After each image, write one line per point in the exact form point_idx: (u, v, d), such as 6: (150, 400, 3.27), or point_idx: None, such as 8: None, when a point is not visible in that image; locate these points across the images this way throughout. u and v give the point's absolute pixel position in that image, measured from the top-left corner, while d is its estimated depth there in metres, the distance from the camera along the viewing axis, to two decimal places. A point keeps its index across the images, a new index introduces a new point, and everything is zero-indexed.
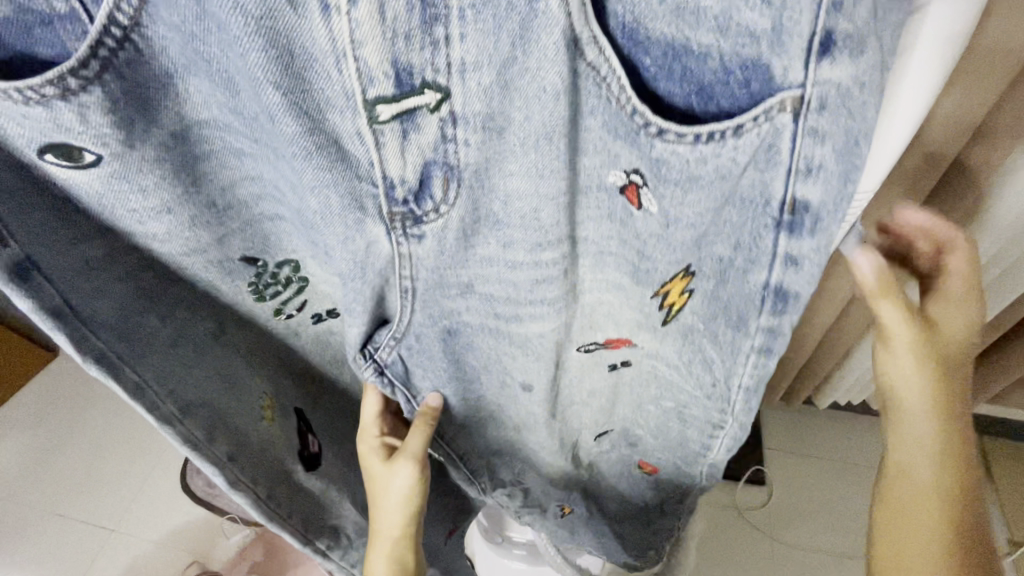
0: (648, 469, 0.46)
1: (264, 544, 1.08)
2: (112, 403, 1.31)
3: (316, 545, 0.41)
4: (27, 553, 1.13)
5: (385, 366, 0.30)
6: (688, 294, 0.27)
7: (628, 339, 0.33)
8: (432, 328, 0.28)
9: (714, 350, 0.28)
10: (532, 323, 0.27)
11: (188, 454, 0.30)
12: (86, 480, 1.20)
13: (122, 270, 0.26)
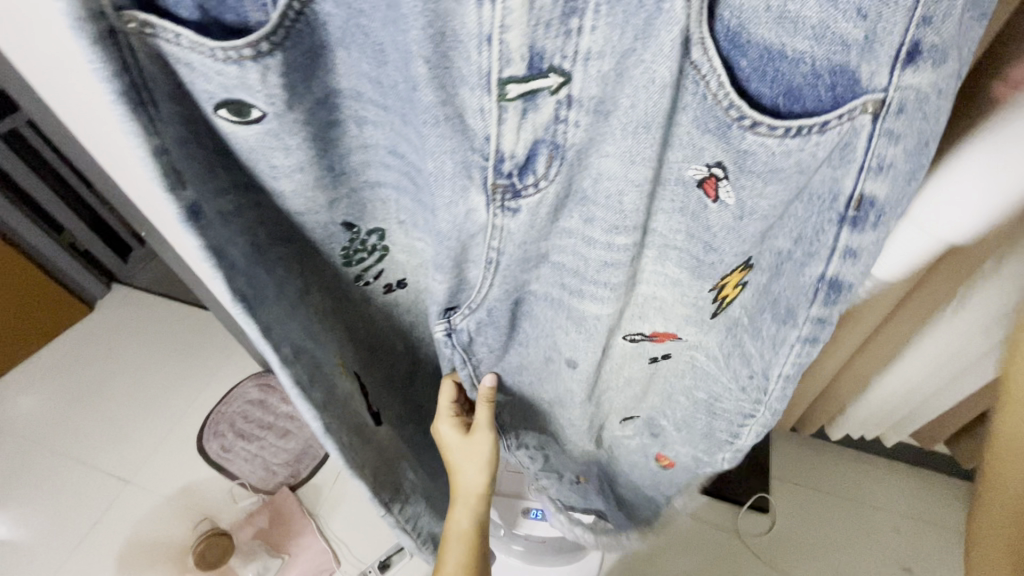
0: (665, 462, 0.50)
1: (270, 511, 1.10)
2: (144, 362, 1.37)
3: (381, 496, 0.46)
4: (47, 493, 1.18)
5: (454, 329, 0.33)
6: (741, 286, 0.31)
7: (673, 333, 0.35)
8: (502, 304, 0.32)
9: (753, 345, 0.32)
10: (590, 300, 0.30)
11: (297, 394, 0.34)
12: (110, 431, 1.26)
13: (241, 226, 0.28)
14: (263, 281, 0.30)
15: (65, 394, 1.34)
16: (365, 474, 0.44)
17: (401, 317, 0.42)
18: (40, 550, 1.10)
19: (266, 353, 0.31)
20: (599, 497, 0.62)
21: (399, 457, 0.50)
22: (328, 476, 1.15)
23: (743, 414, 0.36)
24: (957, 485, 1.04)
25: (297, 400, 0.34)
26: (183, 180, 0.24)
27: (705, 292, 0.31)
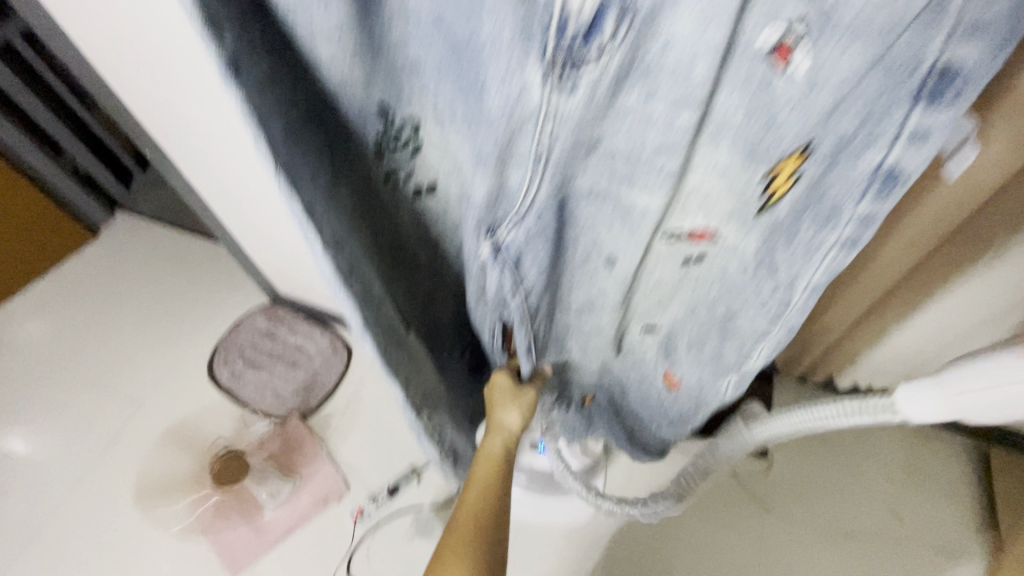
0: (671, 382, 0.53)
1: (282, 438, 1.13)
2: (152, 290, 1.38)
3: (413, 399, 0.48)
4: (64, 412, 1.21)
5: (499, 247, 0.33)
6: (794, 179, 0.30)
7: (711, 232, 0.36)
8: (546, 206, 0.31)
9: (785, 251, 0.35)
10: (640, 192, 0.31)
11: (337, 281, 0.35)
12: (121, 355, 1.28)
13: (282, 101, 0.27)
14: (302, 169, 0.29)
15: (75, 319, 1.35)
16: (400, 376, 0.45)
17: (430, 227, 0.40)
18: (60, 463, 1.14)
19: (310, 235, 0.32)
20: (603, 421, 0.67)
21: (420, 367, 0.49)
22: (338, 405, 1.18)
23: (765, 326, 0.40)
24: (951, 437, 1.07)
25: (341, 290, 0.35)
26: (222, 30, 0.22)
27: (754, 184, 0.31)
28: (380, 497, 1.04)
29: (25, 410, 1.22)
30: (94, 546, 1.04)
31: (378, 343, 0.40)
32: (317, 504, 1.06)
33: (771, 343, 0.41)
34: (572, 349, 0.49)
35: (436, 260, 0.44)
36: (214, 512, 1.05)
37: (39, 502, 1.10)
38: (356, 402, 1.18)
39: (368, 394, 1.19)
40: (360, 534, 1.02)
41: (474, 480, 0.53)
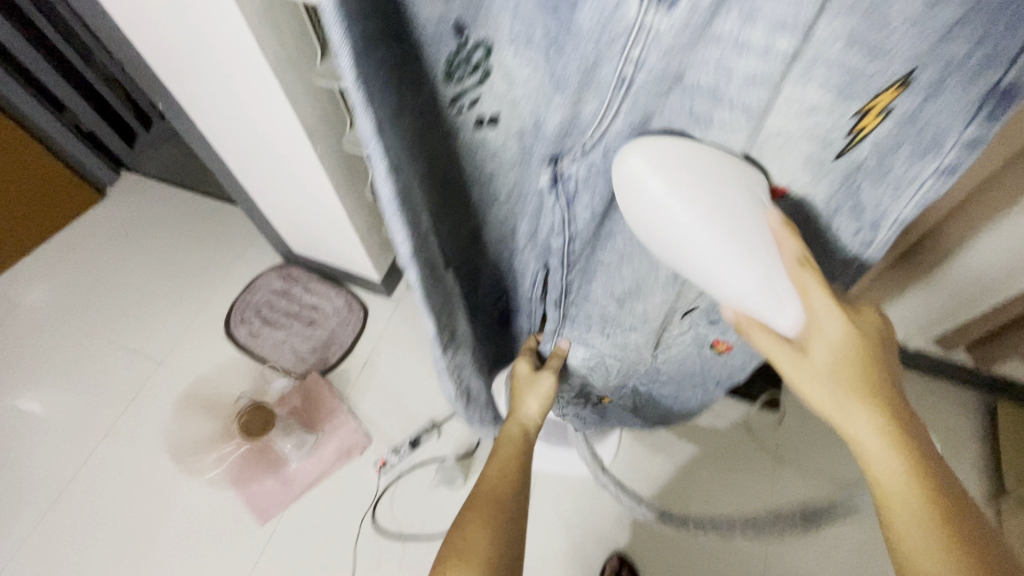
0: (721, 347, 0.63)
1: (303, 392, 1.15)
2: (162, 249, 1.37)
3: (439, 339, 0.48)
4: (83, 370, 1.22)
5: (558, 176, 0.38)
6: (882, 116, 0.34)
7: (786, 188, 0.41)
8: (614, 138, 0.36)
9: (872, 182, 0.39)
10: (716, 128, 0.36)
11: (392, 212, 0.34)
12: (137, 314, 1.28)
13: (366, 11, 0.26)
14: (376, 87, 0.28)
15: (89, 278, 1.35)
16: (432, 312, 0.45)
17: (478, 167, 0.40)
18: (82, 420, 1.16)
19: (370, 150, 0.30)
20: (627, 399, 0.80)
21: (457, 309, 0.50)
22: (356, 363, 1.19)
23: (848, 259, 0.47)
24: (955, 390, 1.10)
25: (393, 217, 0.34)
26: None
27: (846, 118, 0.34)
28: (402, 449, 1.06)
29: (44, 368, 1.23)
30: (123, 498, 1.07)
31: (420, 277, 0.40)
32: (341, 456, 1.08)
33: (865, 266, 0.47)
34: (636, 301, 0.55)
35: (476, 205, 0.44)
36: (242, 464, 1.08)
37: (65, 458, 1.12)
38: (374, 359, 1.19)
39: (385, 351, 1.20)
40: (385, 483, 1.05)
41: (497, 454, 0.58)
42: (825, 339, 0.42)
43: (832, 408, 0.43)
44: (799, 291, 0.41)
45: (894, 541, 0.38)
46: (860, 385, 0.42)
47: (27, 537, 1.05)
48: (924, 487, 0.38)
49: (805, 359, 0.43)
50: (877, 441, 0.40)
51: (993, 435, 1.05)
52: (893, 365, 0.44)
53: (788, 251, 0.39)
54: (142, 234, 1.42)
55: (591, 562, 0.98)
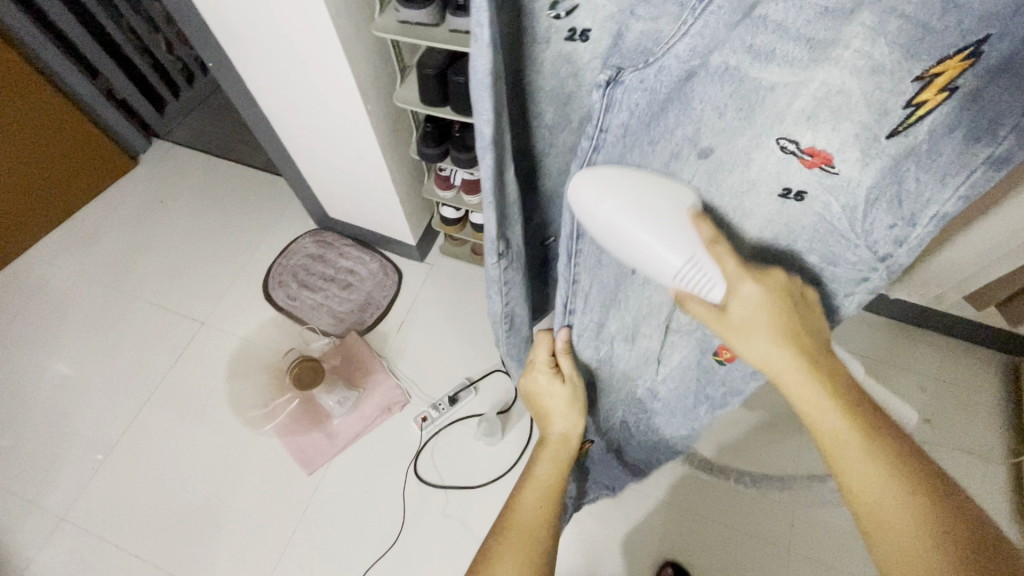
0: (725, 356, 0.55)
1: (343, 351, 1.19)
2: (199, 214, 1.40)
3: (497, 246, 0.45)
4: (128, 329, 1.25)
5: (607, 106, 0.31)
6: (945, 94, 0.28)
7: (829, 157, 0.34)
8: (676, 66, 0.30)
9: (918, 179, 0.32)
10: (775, 68, 0.29)
11: (483, 87, 0.32)
12: (177, 276, 1.31)
13: None
14: None
15: (126, 243, 1.37)
16: (494, 217, 0.42)
17: (557, 81, 0.38)
18: (129, 376, 1.19)
19: (477, 16, 0.28)
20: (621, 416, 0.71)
21: (512, 224, 0.46)
22: (392, 326, 1.22)
23: (876, 255, 0.38)
24: (981, 352, 1.12)
25: (485, 93, 0.32)
26: None
27: (907, 83, 0.28)
28: (442, 404, 1.09)
29: (89, 329, 1.26)
30: (176, 449, 1.11)
31: (494, 171, 0.38)
32: (382, 413, 1.12)
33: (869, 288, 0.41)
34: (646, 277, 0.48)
35: (542, 124, 0.43)
36: (289, 419, 1.12)
37: (116, 413, 1.15)
38: (409, 321, 1.22)
39: (420, 313, 1.23)
40: (426, 437, 1.09)
41: (536, 478, 0.54)
42: (745, 300, 0.38)
43: (766, 366, 0.39)
44: (718, 260, 0.37)
45: (844, 478, 0.38)
46: (782, 331, 0.38)
47: (83, 486, 1.08)
48: (857, 422, 0.37)
49: (734, 332, 0.39)
50: (807, 392, 0.38)
51: (1017, 394, 1.08)
52: (810, 313, 0.40)
53: (701, 235, 0.36)
54: (175, 198, 1.43)
55: (626, 511, 1.02)
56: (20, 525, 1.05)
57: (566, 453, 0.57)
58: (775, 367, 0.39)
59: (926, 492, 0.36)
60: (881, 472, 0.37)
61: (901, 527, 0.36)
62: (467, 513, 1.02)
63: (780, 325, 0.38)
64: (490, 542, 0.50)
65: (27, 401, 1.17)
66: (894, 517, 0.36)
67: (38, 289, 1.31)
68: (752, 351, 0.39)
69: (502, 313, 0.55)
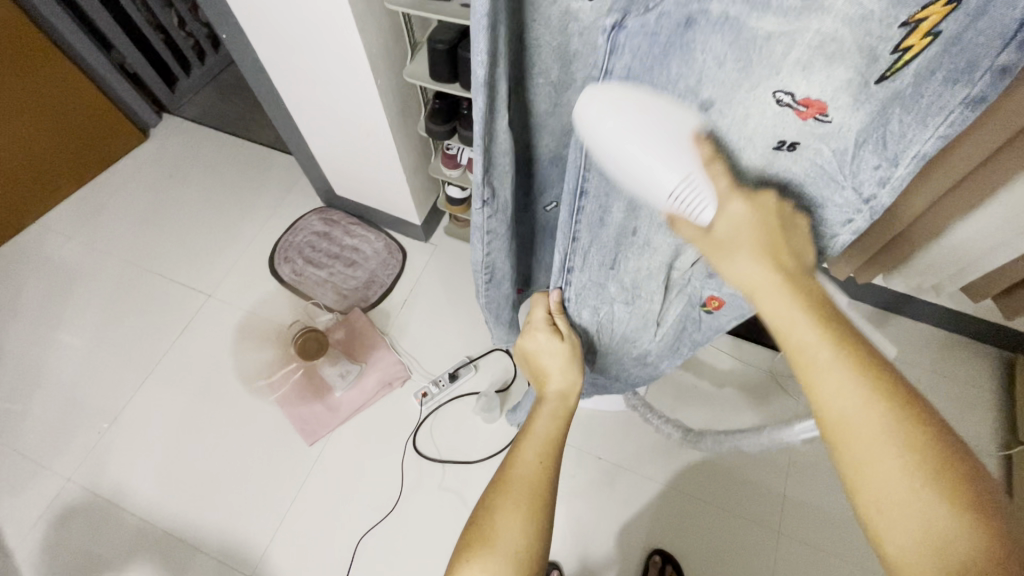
0: (713, 306, 0.60)
1: (347, 327, 1.20)
2: (207, 189, 1.41)
3: (483, 192, 0.47)
4: (134, 301, 1.27)
5: (613, 46, 0.31)
6: (929, 39, 0.30)
7: (823, 107, 0.36)
8: (676, 11, 0.30)
9: (900, 119, 0.36)
10: (772, 18, 0.30)
11: (481, 26, 0.33)
12: (184, 249, 1.33)
13: None
14: None
15: (135, 216, 1.39)
16: (483, 156, 0.43)
17: (564, 36, 0.39)
18: (135, 346, 1.21)
19: None
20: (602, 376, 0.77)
21: (506, 170, 0.47)
22: (395, 303, 1.24)
23: (861, 198, 0.42)
24: (976, 347, 1.13)
25: (482, 31, 0.33)
26: None
27: (894, 30, 0.30)
28: (443, 380, 1.11)
29: (96, 300, 1.28)
30: (180, 419, 1.13)
31: (486, 109, 0.39)
32: (383, 387, 1.14)
33: (851, 232, 0.45)
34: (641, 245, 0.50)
35: (536, 79, 0.44)
36: (291, 389, 1.14)
37: (121, 383, 1.17)
38: (412, 299, 1.24)
39: (423, 292, 1.25)
40: (426, 412, 1.11)
41: (534, 433, 0.54)
42: (730, 218, 0.40)
43: (743, 284, 0.41)
44: (710, 180, 0.39)
45: (812, 383, 0.38)
46: (762, 246, 0.40)
47: (89, 452, 1.10)
48: (827, 331, 0.38)
49: (722, 249, 0.41)
50: (778, 298, 0.39)
51: (1012, 386, 1.09)
52: (796, 232, 0.43)
53: (699, 152, 0.38)
54: (184, 174, 1.45)
55: (621, 489, 1.04)
56: (28, 485, 1.07)
57: (564, 410, 0.58)
58: (757, 290, 0.40)
59: (894, 397, 0.36)
60: (849, 377, 0.36)
61: (867, 430, 0.35)
62: (465, 486, 1.04)
63: (761, 247, 0.40)
64: (489, 497, 0.49)
65: (33, 369, 1.19)
66: (861, 421, 0.35)
67: (48, 259, 1.33)
68: (734, 271, 0.41)
69: (484, 262, 0.57)
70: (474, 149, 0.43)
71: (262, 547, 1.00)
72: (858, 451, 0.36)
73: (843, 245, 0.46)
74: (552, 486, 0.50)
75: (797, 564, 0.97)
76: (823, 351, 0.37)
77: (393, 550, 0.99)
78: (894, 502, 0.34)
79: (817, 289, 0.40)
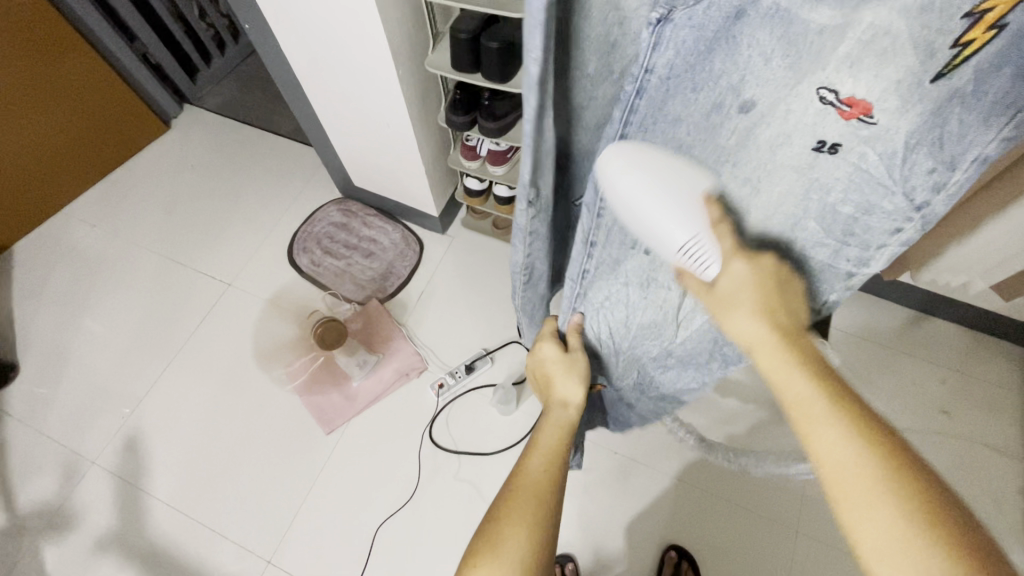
0: None
1: (364, 318, 1.21)
2: (226, 180, 1.43)
3: (529, 191, 0.46)
4: (156, 288, 1.29)
5: (658, 42, 0.34)
6: (994, 31, 0.28)
7: (868, 107, 0.34)
8: (725, 4, 0.31)
9: (958, 122, 0.32)
10: (827, 10, 0.30)
11: (539, 25, 0.32)
12: (205, 238, 1.35)
13: None
14: None
15: (156, 206, 1.41)
16: (530, 157, 0.43)
17: (603, 25, 0.39)
18: (157, 333, 1.23)
19: None
20: (633, 384, 0.74)
21: (544, 170, 0.46)
22: (412, 294, 1.24)
23: (912, 204, 0.38)
24: (1005, 348, 1.11)
25: (539, 28, 0.32)
26: None
27: (956, 20, 0.28)
28: (458, 372, 1.12)
29: (118, 287, 1.30)
30: (199, 405, 1.15)
31: (537, 110, 0.38)
32: (400, 378, 1.14)
33: (901, 241, 0.41)
34: None
35: (580, 72, 0.43)
36: (309, 379, 1.16)
37: (143, 368, 1.20)
38: (429, 290, 1.24)
39: (439, 284, 1.25)
40: (442, 404, 1.11)
41: (539, 446, 0.54)
42: (733, 276, 0.43)
43: (744, 341, 0.44)
44: (717, 240, 0.42)
45: (811, 442, 0.38)
46: (759, 305, 0.43)
47: (112, 437, 1.13)
48: (825, 388, 0.39)
49: (723, 306, 0.44)
50: (777, 360, 0.41)
51: None
52: (794, 292, 0.45)
53: (707, 216, 0.42)
54: (204, 164, 1.47)
55: (635, 484, 1.03)
56: (55, 467, 1.10)
57: (566, 420, 0.58)
58: (762, 349, 0.42)
59: (889, 455, 0.35)
60: (842, 432, 0.36)
61: (860, 483, 0.35)
62: (480, 478, 1.04)
63: (763, 309, 0.43)
64: (497, 506, 0.48)
65: (59, 353, 1.22)
66: (855, 477, 0.35)
67: (73, 246, 1.35)
68: (736, 331, 0.44)
69: (524, 263, 0.57)
70: (522, 149, 0.42)
71: (281, 533, 1.02)
72: (850, 507, 0.35)
73: (892, 255, 0.43)
74: (558, 488, 0.50)
75: (815, 564, 0.96)
76: (823, 408, 0.38)
77: (407, 541, 1.00)
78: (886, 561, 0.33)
79: (816, 352, 0.42)
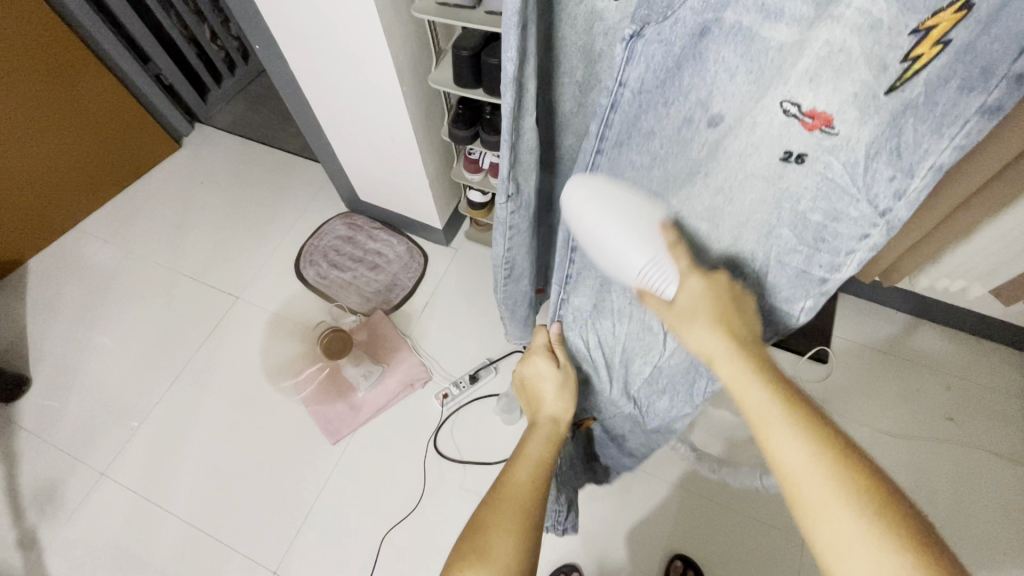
0: None
1: (370, 330, 1.23)
2: (236, 196, 1.46)
3: (506, 186, 0.49)
4: (166, 301, 1.32)
5: (629, 58, 0.37)
6: (939, 48, 0.31)
7: (829, 118, 0.36)
8: (691, 21, 0.34)
9: (913, 130, 0.34)
10: (785, 28, 0.33)
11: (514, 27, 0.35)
12: (215, 254, 1.37)
13: None
14: None
15: (167, 222, 1.44)
16: (508, 153, 0.45)
17: (589, 38, 0.42)
18: (167, 346, 1.25)
19: None
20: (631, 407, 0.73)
21: (528, 167, 0.48)
22: (416, 306, 1.26)
23: (877, 211, 0.39)
24: (1009, 354, 1.10)
25: (514, 29, 0.35)
26: None
27: (904, 37, 0.31)
28: (463, 382, 1.13)
29: (129, 301, 1.32)
30: (205, 417, 1.16)
31: (514, 109, 0.41)
32: (405, 388, 1.15)
33: (869, 247, 0.41)
34: None
35: (563, 78, 0.46)
36: (316, 389, 1.17)
37: (152, 381, 1.21)
38: (433, 301, 1.26)
39: (443, 295, 1.27)
40: (446, 414, 1.12)
41: (529, 457, 0.55)
42: (690, 292, 0.45)
43: (703, 350, 0.46)
44: (674, 261, 0.45)
45: (768, 445, 0.40)
46: (715, 318, 0.45)
47: (122, 448, 1.14)
48: (780, 395, 0.41)
49: (682, 319, 0.46)
50: (735, 367, 0.44)
51: None
52: (750, 306, 0.47)
53: (664, 240, 0.44)
54: (213, 181, 1.50)
55: (639, 493, 1.03)
56: (65, 477, 1.11)
57: (555, 434, 0.60)
58: (722, 361, 0.44)
59: (839, 452, 0.38)
60: (798, 437, 0.39)
61: (817, 480, 0.37)
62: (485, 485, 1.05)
63: (722, 322, 0.45)
64: (481, 512, 0.49)
65: (71, 365, 1.24)
66: (811, 474, 0.37)
67: (86, 262, 1.38)
68: (698, 343, 0.46)
69: (503, 257, 0.59)
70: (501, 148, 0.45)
71: (288, 541, 1.02)
72: (813, 504, 0.37)
73: (860, 264, 0.43)
74: (541, 504, 0.51)
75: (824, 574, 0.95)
76: (777, 413, 0.40)
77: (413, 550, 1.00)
78: (846, 551, 0.35)
79: (769, 361, 0.44)
